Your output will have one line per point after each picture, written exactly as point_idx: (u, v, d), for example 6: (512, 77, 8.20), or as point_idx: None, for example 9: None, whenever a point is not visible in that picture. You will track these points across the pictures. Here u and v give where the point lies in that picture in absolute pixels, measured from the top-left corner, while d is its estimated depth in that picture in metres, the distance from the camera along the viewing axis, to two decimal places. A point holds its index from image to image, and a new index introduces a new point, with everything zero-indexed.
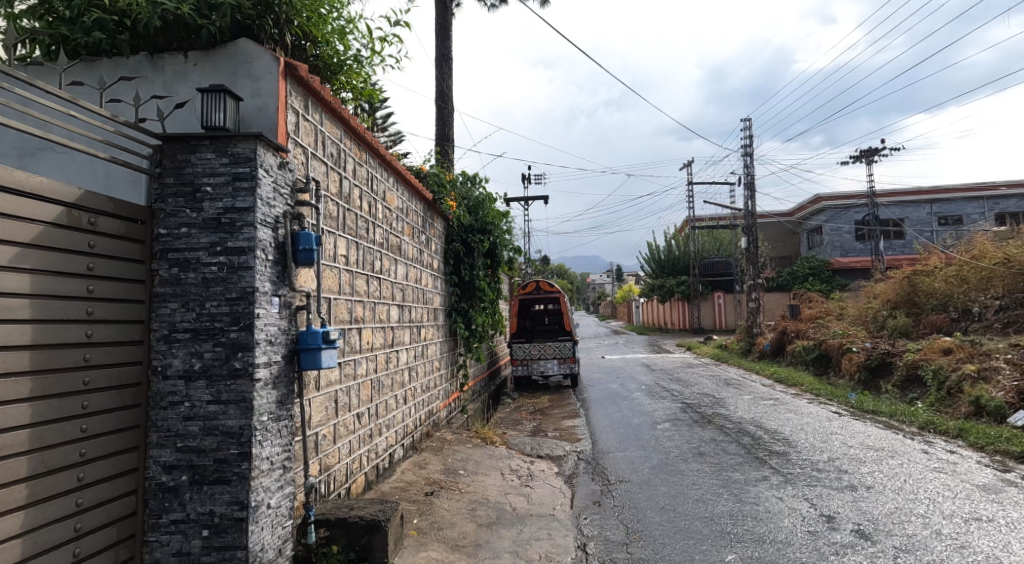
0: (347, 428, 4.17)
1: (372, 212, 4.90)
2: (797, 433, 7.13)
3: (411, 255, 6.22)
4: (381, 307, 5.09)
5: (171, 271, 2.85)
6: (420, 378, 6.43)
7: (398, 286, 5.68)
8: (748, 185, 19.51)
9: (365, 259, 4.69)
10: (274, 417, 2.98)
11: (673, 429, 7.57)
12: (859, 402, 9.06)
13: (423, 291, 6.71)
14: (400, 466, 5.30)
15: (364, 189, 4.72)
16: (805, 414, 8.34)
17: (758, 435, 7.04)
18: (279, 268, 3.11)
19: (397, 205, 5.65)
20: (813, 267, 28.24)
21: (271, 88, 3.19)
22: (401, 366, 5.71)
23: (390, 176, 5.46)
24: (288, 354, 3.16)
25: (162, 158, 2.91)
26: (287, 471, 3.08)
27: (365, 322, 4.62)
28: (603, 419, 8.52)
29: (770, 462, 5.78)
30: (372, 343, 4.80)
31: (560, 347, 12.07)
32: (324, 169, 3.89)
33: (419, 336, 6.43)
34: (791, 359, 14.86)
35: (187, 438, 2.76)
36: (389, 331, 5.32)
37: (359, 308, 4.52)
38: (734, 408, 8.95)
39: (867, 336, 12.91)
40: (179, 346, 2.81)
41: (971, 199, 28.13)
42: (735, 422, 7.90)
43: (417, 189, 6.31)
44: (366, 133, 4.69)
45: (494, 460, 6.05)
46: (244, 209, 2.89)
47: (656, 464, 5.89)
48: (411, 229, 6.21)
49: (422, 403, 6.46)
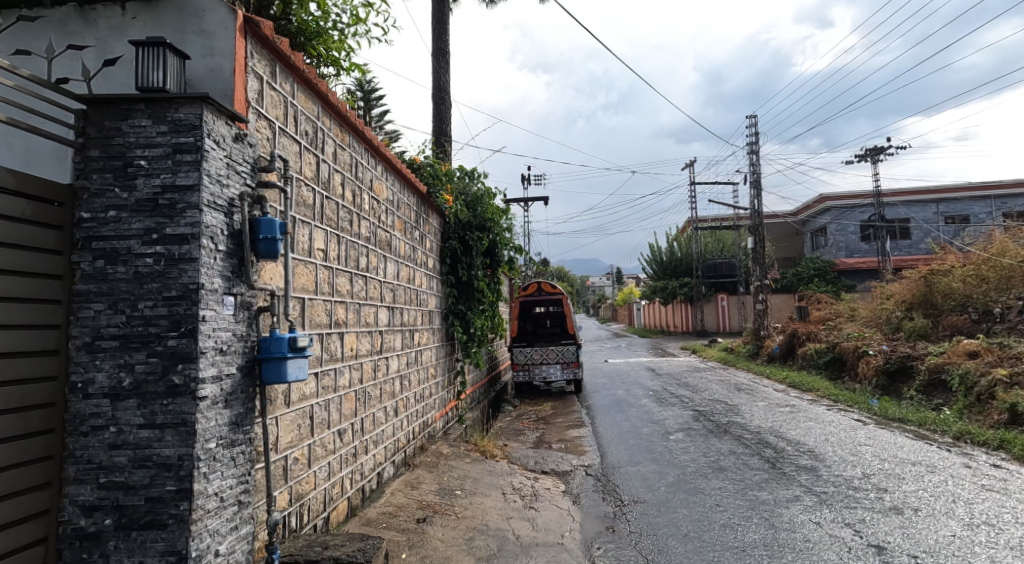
0: (326, 448, 3.64)
1: (356, 202, 4.37)
2: (823, 444, 6.58)
3: (403, 252, 5.70)
4: (368, 309, 4.55)
5: (96, 265, 2.31)
6: (414, 387, 5.90)
7: (388, 286, 5.15)
8: (754, 183, 19.02)
9: (348, 254, 4.16)
10: (226, 442, 2.44)
11: (687, 440, 7.03)
12: (882, 409, 8.52)
13: (417, 292, 6.18)
14: (390, 486, 4.77)
15: (347, 175, 4.20)
16: (827, 423, 7.80)
17: (780, 447, 6.50)
18: (234, 261, 2.57)
19: (386, 197, 5.12)
20: (818, 267, 27.74)
21: (227, 46, 2.66)
22: (392, 376, 5.17)
23: (378, 163, 4.93)
24: (247, 366, 2.63)
25: (86, 125, 2.36)
26: (244, 508, 2.54)
27: (347, 326, 4.09)
28: (611, 429, 7.98)
29: (800, 479, 5.23)
30: (356, 349, 4.27)
31: (563, 351, 11.54)
32: (296, 149, 3.36)
33: (412, 342, 5.90)
34: (802, 363, 14.35)
35: (112, 471, 2.22)
36: (377, 336, 4.80)
37: (341, 311, 3.99)
38: (750, 416, 8.42)
39: (882, 339, 12.40)
40: (105, 357, 2.27)
41: (978, 198, 27.65)
42: (753, 432, 7.37)
43: (411, 180, 5.80)
44: (349, 112, 4.16)
45: (495, 476, 5.52)
46: (186, 187, 2.36)
47: (673, 482, 5.34)
48: (402, 224, 5.69)
49: (416, 414, 5.92)
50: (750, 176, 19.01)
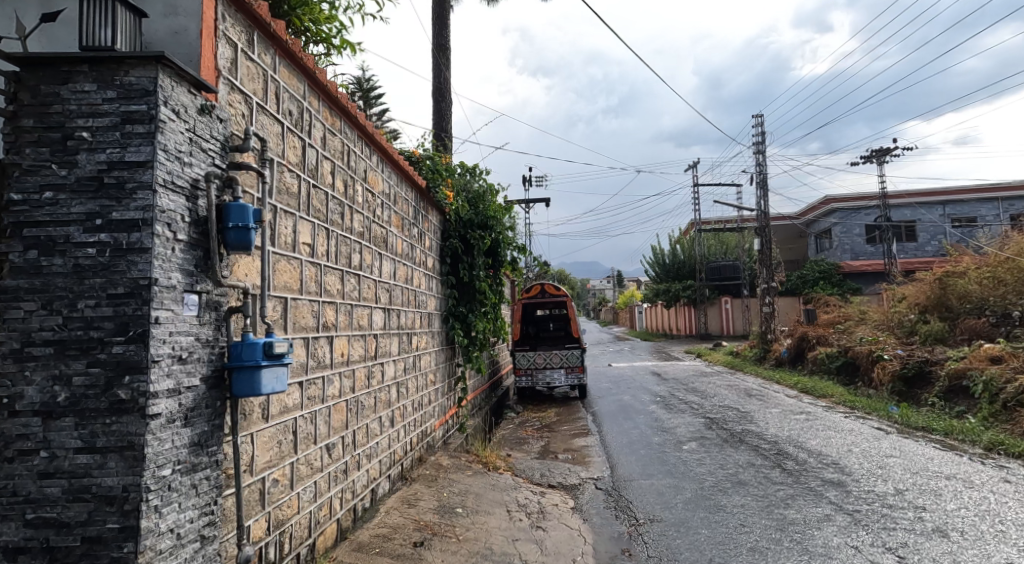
0: (312, 466, 3.26)
1: (349, 193, 4.01)
2: (846, 456, 6.19)
3: (401, 250, 5.35)
4: (361, 310, 4.18)
5: (27, 256, 1.92)
6: (411, 395, 5.53)
7: (384, 285, 4.79)
8: (760, 184, 18.66)
9: (338, 250, 3.78)
10: (186, 468, 2.05)
11: (702, 451, 6.64)
12: (904, 417, 8.12)
13: (416, 294, 5.82)
14: (385, 504, 4.39)
15: (338, 164, 3.83)
16: (847, 432, 7.41)
17: (801, 459, 6.11)
18: (198, 253, 2.19)
19: (381, 189, 4.75)
20: (823, 270, 27.38)
21: (193, 6, 2.29)
22: (387, 383, 4.79)
23: (373, 152, 4.57)
24: (213, 377, 2.25)
25: (18, 90, 1.98)
26: (209, 544, 2.15)
27: (338, 329, 3.73)
28: (620, 437, 7.59)
29: (829, 496, 4.85)
30: (347, 355, 3.89)
31: (568, 355, 11.15)
32: (278, 130, 2.98)
33: (409, 347, 5.52)
34: (812, 367, 13.97)
35: (42, 506, 1.83)
36: (372, 340, 4.42)
37: (330, 312, 3.61)
38: (765, 424, 8.03)
39: (897, 343, 12.02)
40: (36, 367, 1.88)
41: (985, 200, 27.28)
42: (771, 441, 6.98)
43: (410, 174, 5.45)
44: (340, 93, 3.78)
45: (498, 492, 5.13)
46: (137, 164, 1.98)
47: (690, 498, 4.96)
48: (400, 219, 5.34)
49: (414, 424, 5.55)
50: (756, 177, 18.66)
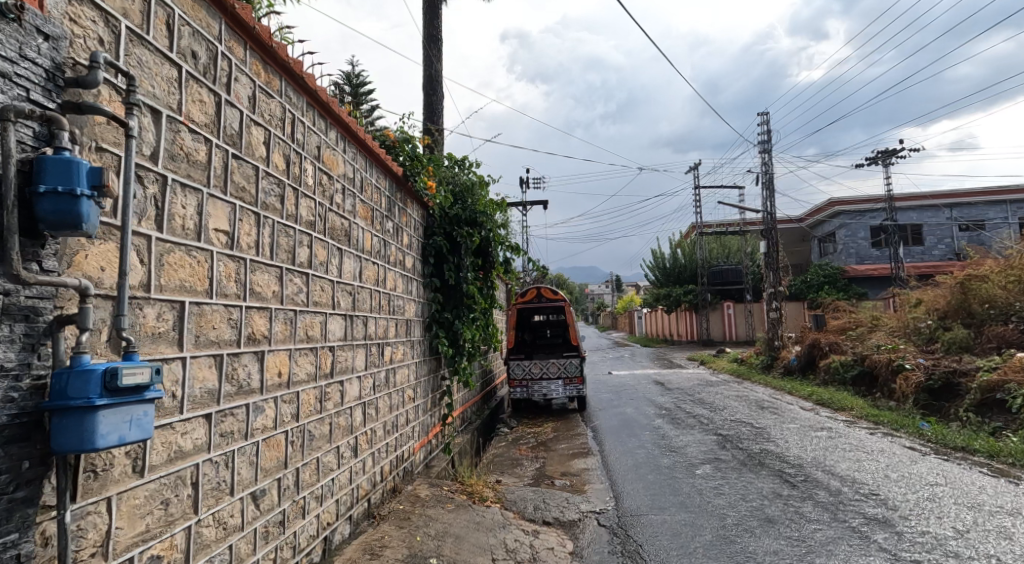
0: (226, 526, 2.46)
1: (291, 171, 3.20)
2: (885, 485, 5.39)
3: (369, 245, 4.56)
4: (309, 317, 3.38)
5: None
6: (383, 415, 4.74)
7: (345, 287, 4.00)
8: (766, 185, 17.92)
9: (274, 242, 2.98)
10: None
11: (718, 476, 5.84)
12: (939, 436, 7.34)
13: (390, 299, 5.03)
14: (342, 555, 3.59)
15: (274, 133, 3.01)
16: (878, 454, 6.61)
17: (834, 488, 5.30)
18: None
19: (341, 172, 3.96)
20: (827, 275, 26.47)
21: None
22: (349, 405, 3.99)
23: (328, 125, 3.76)
24: (12, 426, 1.47)
25: None
26: None
27: (273, 342, 2.93)
28: (626, 459, 6.80)
29: (876, 541, 4.06)
30: (288, 375, 3.09)
31: (566, 365, 10.34)
32: (172, 73, 2.18)
33: (380, 360, 4.72)
34: (825, 376, 13.20)
35: None
36: (326, 354, 3.63)
37: (261, 321, 2.81)
38: (786, 443, 7.25)
39: (918, 352, 11.24)
40: None
41: (994, 203, 26.58)
42: (795, 465, 6.19)
43: (381, 157, 4.67)
44: (278, 43, 2.98)
45: (482, 533, 4.32)
46: None
47: (710, 541, 4.17)
48: (368, 210, 4.54)
49: (385, 448, 4.76)
50: (761, 177, 17.93)
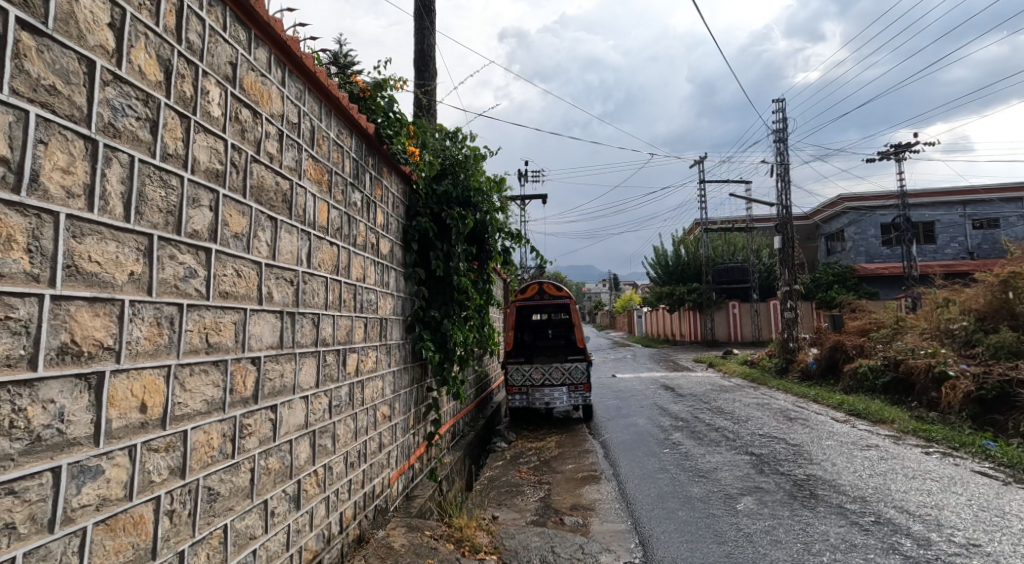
0: None
1: (175, 87, 2.03)
2: (981, 531, 4.29)
3: (324, 218, 3.39)
4: (207, 314, 2.19)
5: None
6: (344, 442, 3.60)
7: (281, 272, 2.83)
8: (781, 178, 16.84)
9: (136, 193, 1.82)
10: None
11: (766, 515, 4.72)
12: (1013, 459, 6.24)
13: (355, 293, 3.86)
14: None
15: (138, 15, 1.85)
16: (951, 483, 5.52)
17: (919, 535, 4.21)
18: None
19: (274, 110, 2.78)
20: (836, 274, 25.44)
21: None
22: (289, 439, 2.85)
23: (252, 38, 2.59)
24: None
25: None
26: None
27: (125, 357, 1.76)
28: (648, 486, 5.70)
29: None
30: (161, 408, 1.92)
31: (572, 369, 9.22)
32: None
33: (341, 371, 3.57)
34: (850, 382, 12.11)
35: None
36: (244, 369, 2.45)
37: (96, 323, 1.66)
38: (835, 467, 6.14)
39: (959, 357, 10.18)
40: None
41: (1008, 200, 25.63)
42: (857, 498, 5.08)
43: (342, 102, 3.51)
44: None
45: None
46: None
47: None
48: (323, 171, 3.38)
49: (345, 486, 3.61)
50: (775, 169, 16.86)
